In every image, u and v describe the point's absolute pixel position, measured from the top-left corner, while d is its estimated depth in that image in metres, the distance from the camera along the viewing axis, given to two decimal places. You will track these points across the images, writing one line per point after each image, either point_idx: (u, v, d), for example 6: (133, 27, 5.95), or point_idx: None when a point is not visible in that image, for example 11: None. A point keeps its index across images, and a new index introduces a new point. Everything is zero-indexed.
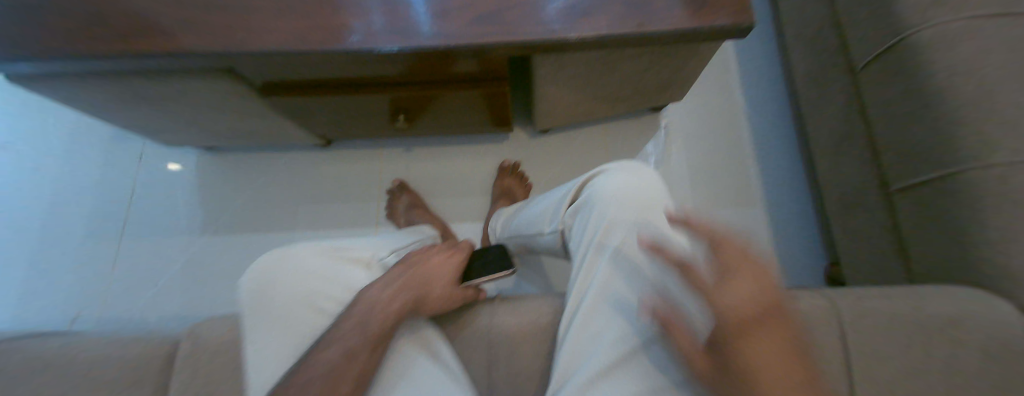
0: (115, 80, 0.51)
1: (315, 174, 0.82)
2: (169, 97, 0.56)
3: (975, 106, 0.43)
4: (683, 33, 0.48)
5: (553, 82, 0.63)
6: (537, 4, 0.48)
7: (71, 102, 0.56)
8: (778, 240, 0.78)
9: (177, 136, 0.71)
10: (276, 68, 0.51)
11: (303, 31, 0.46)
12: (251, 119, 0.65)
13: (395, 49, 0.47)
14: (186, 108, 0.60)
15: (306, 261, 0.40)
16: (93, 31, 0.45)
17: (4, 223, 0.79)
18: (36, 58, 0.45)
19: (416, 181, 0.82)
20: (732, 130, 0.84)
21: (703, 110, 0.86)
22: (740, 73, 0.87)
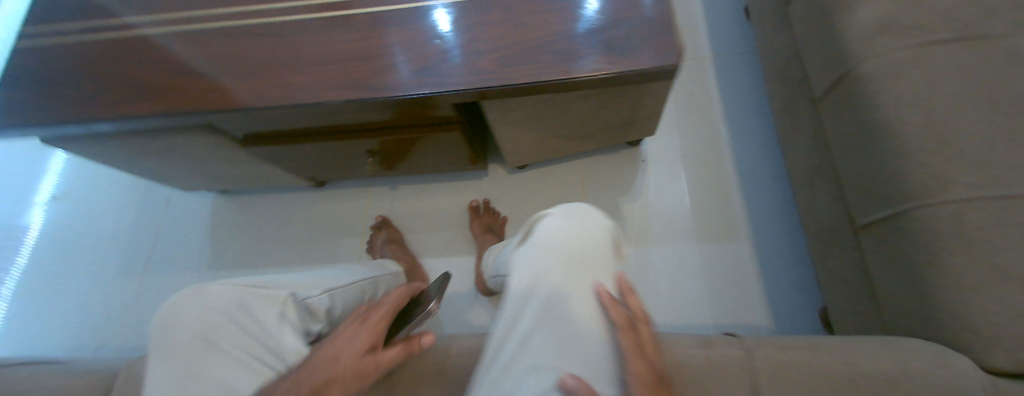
0: (121, 137, 0.60)
1: (310, 212, 0.90)
2: (168, 149, 0.65)
3: (922, 137, 0.40)
4: (609, 77, 0.50)
5: (508, 124, 0.65)
6: (470, 56, 0.52)
7: (96, 156, 0.67)
8: (767, 280, 0.72)
9: (189, 181, 0.82)
10: (248, 123, 0.58)
11: (261, 91, 0.53)
12: (245, 165, 0.73)
13: (338, 101, 0.52)
14: (186, 157, 0.69)
15: (220, 293, 0.43)
16: (98, 99, 0.55)
17: (55, 258, 0.92)
18: (54, 124, 0.55)
19: (399, 218, 0.87)
20: (715, 163, 0.82)
21: (685, 143, 0.84)
22: (723, 104, 0.85)
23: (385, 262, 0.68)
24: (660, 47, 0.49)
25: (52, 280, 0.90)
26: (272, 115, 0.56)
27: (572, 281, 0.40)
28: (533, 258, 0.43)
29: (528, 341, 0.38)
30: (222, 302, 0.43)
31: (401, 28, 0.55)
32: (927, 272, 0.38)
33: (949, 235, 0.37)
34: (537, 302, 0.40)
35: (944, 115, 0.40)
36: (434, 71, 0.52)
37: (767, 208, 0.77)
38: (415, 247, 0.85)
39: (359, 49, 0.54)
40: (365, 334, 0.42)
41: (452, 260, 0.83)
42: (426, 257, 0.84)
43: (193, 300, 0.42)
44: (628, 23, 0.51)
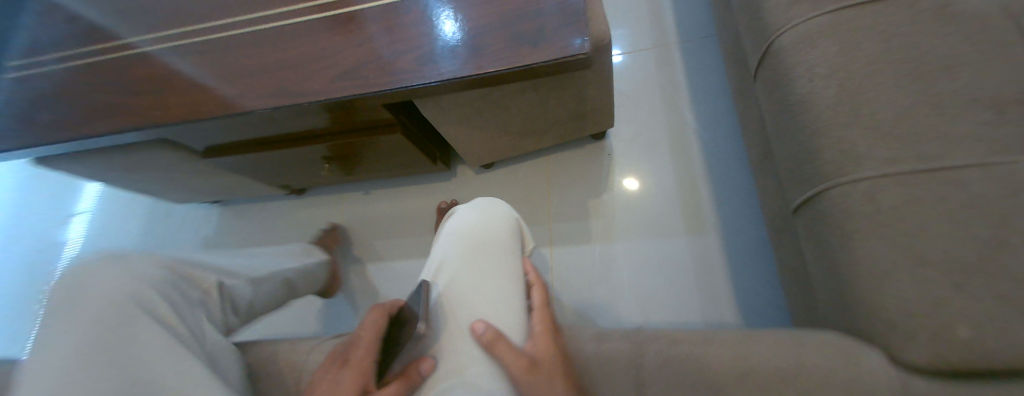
0: (97, 154, 0.66)
1: (290, 219, 0.94)
2: (143, 163, 0.71)
3: (835, 111, 0.37)
4: (521, 68, 0.48)
5: (451, 124, 0.65)
6: (389, 57, 0.53)
7: (88, 173, 0.74)
8: (735, 275, 0.69)
9: (178, 194, 0.88)
10: (203, 134, 0.62)
11: (202, 103, 0.56)
12: (217, 177, 0.78)
13: (269, 109, 0.54)
14: (162, 170, 0.74)
15: (142, 264, 0.40)
16: (66, 120, 0.60)
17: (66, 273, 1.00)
18: (31, 144, 0.61)
19: (371, 222, 0.89)
20: (683, 153, 0.78)
21: (651, 134, 0.81)
22: (691, 92, 0.82)
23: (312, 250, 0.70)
24: (573, 33, 0.47)
25: None
26: (217, 125, 0.59)
27: (474, 265, 0.44)
28: (442, 250, 0.47)
29: (437, 317, 0.43)
30: (149, 272, 0.40)
31: (332, 35, 0.57)
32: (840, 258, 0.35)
33: (861, 215, 0.34)
34: (446, 286, 0.44)
35: (860, 85, 0.36)
36: (355, 75, 0.53)
37: (737, 200, 0.73)
38: (386, 249, 0.87)
39: (292, 58, 0.56)
40: (348, 378, 0.38)
41: (418, 263, 0.84)
42: (395, 260, 0.86)
43: (110, 269, 0.38)
44: (543, 13, 0.50)
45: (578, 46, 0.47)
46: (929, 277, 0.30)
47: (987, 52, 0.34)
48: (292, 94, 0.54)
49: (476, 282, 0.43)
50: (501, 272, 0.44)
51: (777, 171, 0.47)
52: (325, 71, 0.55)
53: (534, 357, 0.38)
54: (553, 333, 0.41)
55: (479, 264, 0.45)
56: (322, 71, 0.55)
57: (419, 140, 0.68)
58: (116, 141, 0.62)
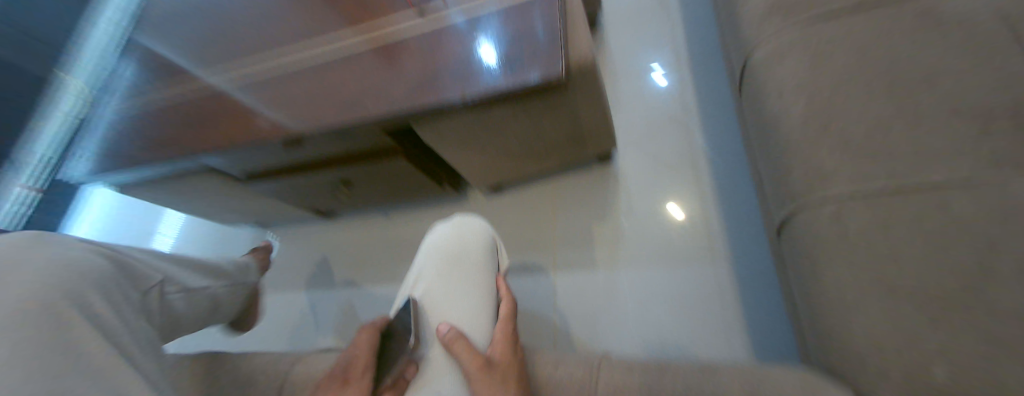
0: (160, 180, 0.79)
1: (320, 240, 1.01)
2: (196, 187, 0.82)
3: (801, 128, 0.35)
4: (502, 93, 0.52)
5: (450, 149, 0.69)
6: (388, 90, 0.59)
7: (156, 197, 0.87)
8: (746, 305, 0.64)
9: (228, 217, 0.99)
10: (240, 161, 0.72)
11: (237, 133, 0.65)
12: (255, 200, 0.88)
13: (288, 137, 0.62)
14: (212, 194, 0.85)
15: (71, 247, 0.42)
16: (136, 151, 0.73)
17: None
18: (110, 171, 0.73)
19: (389, 244, 0.94)
20: (691, 175, 0.76)
21: (658, 157, 0.80)
22: (701, 112, 0.79)
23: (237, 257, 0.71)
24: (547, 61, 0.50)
25: None
26: (249, 153, 0.68)
27: (446, 274, 0.46)
28: (419, 261, 0.49)
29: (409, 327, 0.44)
30: (78, 258, 0.42)
31: (345, 75, 0.64)
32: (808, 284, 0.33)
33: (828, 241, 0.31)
34: (419, 294, 0.46)
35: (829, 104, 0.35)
36: (359, 106, 0.59)
37: (748, 227, 0.69)
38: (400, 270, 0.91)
39: (309, 93, 0.64)
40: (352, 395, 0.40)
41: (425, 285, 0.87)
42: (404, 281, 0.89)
43: (39, 246, 0.40)
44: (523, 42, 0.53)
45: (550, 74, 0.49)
46: (893, 300, 0.28)
47: (969, 58, 0.31)
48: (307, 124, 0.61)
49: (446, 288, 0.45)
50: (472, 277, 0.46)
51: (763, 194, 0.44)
52: (336, 104, 0.61)
53: (492, 360, 0.38)
54: (513, 342, 0.41)
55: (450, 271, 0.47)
56: (333, 104, 0.62)
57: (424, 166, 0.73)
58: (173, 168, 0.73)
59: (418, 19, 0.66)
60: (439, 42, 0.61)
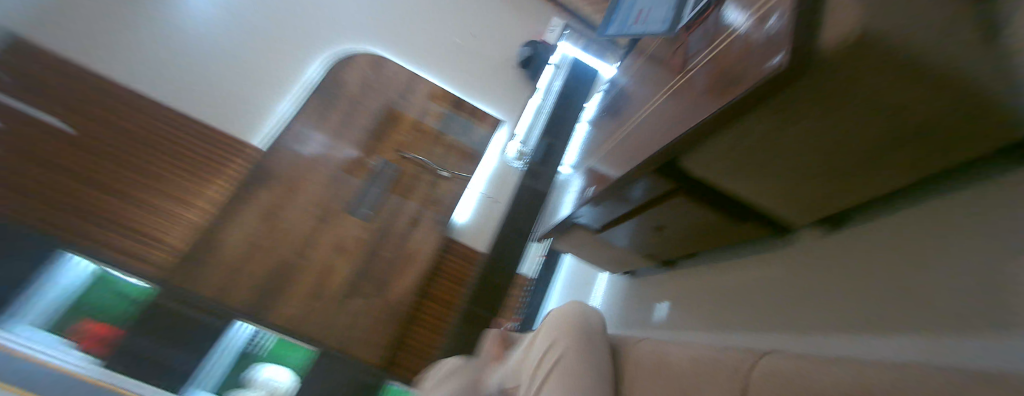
0: (598, 255, 1.37)
1: (650, 292, 1.31)
2: (609, 255, 1.33)
3: (902, 40, 0.43)
4: (755, 91, 0.51)
5: (722, 178, 0.73)
6: (656, 138, 0.77)
7: (596, 263, 1.47)
8: None
9: (608, 266, 1.46)
10: (607, 218, 1.08)
11: (588, 201, 1.06)
12: (626, 253, 1.25)
13: (611, 185, 0.92)
14: (600, 252, 1.33)
15: (577, 310, 0.78)
16: (596, 246, 1.29)
17: (578, 286, 1.82)
18: (576, 238, 1.30)
19: (718, 291, 0.99)
20: (889, 72, 0.45)
21: (866, 122, 0.50)
22: (769, 27, 0.54)
23: (595, 262, 1.45)
24: (782, 50, 0.48)
25: (579, 276, 1.85)
26: (594, 209, 1.06)
27: None
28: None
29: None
30: (585, 314, 0.78)
31: (638, 138, 0.88)
32: (911, 55, 0.43)
33: None
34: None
35: None
36: (642, 154, 0.80)
37: None
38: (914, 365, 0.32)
39: (637, 152, 0.83)
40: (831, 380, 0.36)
41: (828, 344, 0.65)
42: (761, 333, 0.80)
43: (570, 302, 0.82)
44: (746, 59, 0.57)
45: (779, 59, 0.48)
46: None
47: (817, 16, 0.48)
48: (617, 174, 0.91)
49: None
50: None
51: (916, 66, 0.44)
52: (629, 153, 0.89)
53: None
54: None
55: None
56: (629, 154, 0.89)
57: (717, 203, 0.79)
58: (606, 245, 1.25)
59: (684, 73, 0.80)
60: (693, 78, 0.74)
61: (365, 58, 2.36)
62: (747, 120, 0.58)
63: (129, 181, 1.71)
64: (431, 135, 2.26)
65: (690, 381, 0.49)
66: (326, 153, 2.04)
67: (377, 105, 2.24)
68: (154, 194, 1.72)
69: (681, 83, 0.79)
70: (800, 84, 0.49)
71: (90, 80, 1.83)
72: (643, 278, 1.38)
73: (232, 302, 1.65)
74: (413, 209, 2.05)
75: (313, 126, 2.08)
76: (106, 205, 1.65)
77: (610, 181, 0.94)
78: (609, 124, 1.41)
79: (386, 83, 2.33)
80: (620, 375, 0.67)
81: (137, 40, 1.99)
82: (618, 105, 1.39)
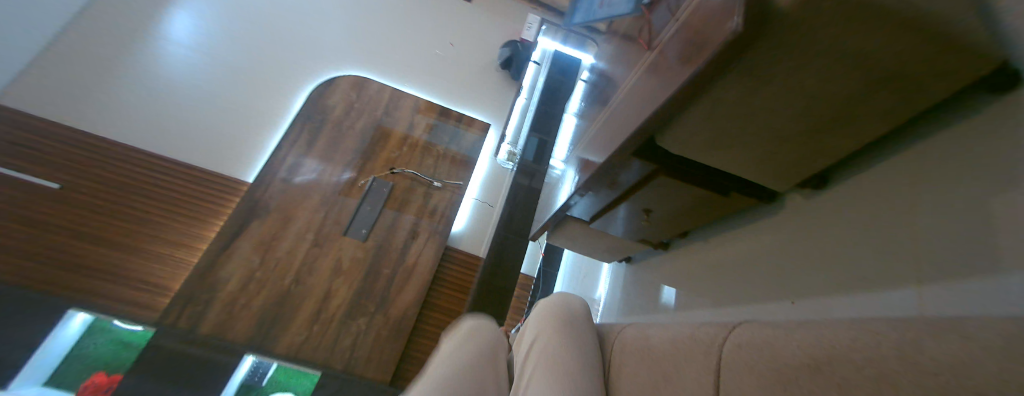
0: (595, 246, 1.35)
1: (650, 276, 1.29)
2: (605, 244, 1.31)
3: None
4: (711, 58, 0.49)
5: (700, 152, 0.71)
6: (628, 121, 0.76)
7: (594, 254, 1.45)
8: None
9: (607, 255, 1.44)
10: (597, 207, 1.06)
11: (575, 192, 1.05)
12: (622, 240, 1.23)
13: (593, 174, 0.91)
14: (596, 242, 1.31)
15: (565, 302, 0.77)
16: (592, 237, 1.27)
17: (582, 279, 1.80)
18: (570, 231, 1.28)
19: (714, 267, 0.97)
20: (845, 18, 0.42)
21: (832, 72, 0.48)
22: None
23: (593, 252, 1.43)
24: (732, 12, 0.46)
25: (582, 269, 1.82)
26: (581, 198, 1.05)
27: None
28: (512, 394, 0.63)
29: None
30: (573, 306, 0.77)
31: (615, 123, 0.86)
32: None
33: None
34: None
35: None
36: (618, 139, 0.79)
37: None
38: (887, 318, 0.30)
39: (614, 137, 0.82)
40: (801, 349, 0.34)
41: (825, 306, 0.63)
42: (758, 304, 0.78)
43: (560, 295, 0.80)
44: (701, 26, 0.55)
45: (730, 21, 0.46)
46: None
47: None
48: (598, 163, 0.89)
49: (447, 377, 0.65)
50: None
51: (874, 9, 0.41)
52: (608, 140, 0.87)
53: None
54: None
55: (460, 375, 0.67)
56: (607, 141, 0.88)
57: (699, 177, 0.77)
58: (601, 234, 1.23)
59: (651, 51, 0.78)
60: (658, 55, 0.72)
61: (346, 79, 2.36)
62: (712, 90, 0.56)
63: (126, 227, 1.73)
64: (420, 147, 2.26)
65: (675, 363, 0.47)
66: (318, 178, 2.04)
67: (364, 124, 2.24)
68: (149, 237, 1.73)
69: (649, 61, 0.77)
70: (757, 44, 0.47)
71: (77, 135, 1.85)
72: (643, 263, 1.36)
73: (238, 336, 1.66)
74: (409, 224, 2.04)
75: (302, 152, 2.08)
76: (103, 255, 1.66)
77: (593, 170, 0.92)
78: (591, 114, 1.39)
79: (370, 100, 2.33)
80: (607, 358, 0.67)
81: (121, 91, 2.02)
82: (598, 93, 1.38)
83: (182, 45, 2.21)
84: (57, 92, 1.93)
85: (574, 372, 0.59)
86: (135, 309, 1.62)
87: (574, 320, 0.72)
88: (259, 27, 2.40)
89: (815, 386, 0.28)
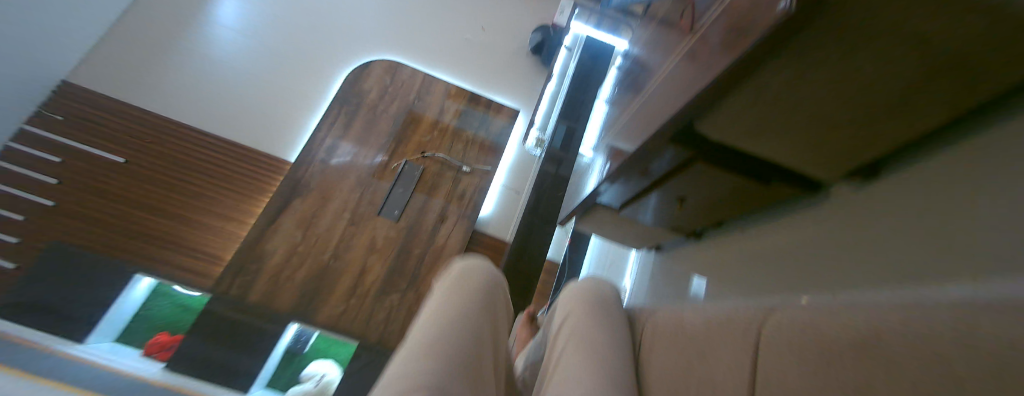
0: (623, 233, 1.35)
1: (679, 266, 1.28)
2: (635, 232, 1.31)
3: None
4: (760, 42, 0.48)
5: (740, 140, 0.69)
6: (666, 106, 0.75)
7: (622, 241, 1.45)
8: None
9: (635, 244, 1.43)
10: (627, 194, 1.06)
11: (606, 179, 1.04)
12: (652, 229, 1.22)
13: (626, 160, 0.90)
14: (625, 230, 1.31)
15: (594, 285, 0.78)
16: (621, 224, 1.27)
17: (608, 267, 1.80)
18: (599, 218, 1.29)
19: (748, 258, 0.95)
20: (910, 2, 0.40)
21: (890, 59, 0.46)
22: None
23: (621, 240, 1.43)
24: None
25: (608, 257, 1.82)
26: (611, 185, 1.04)
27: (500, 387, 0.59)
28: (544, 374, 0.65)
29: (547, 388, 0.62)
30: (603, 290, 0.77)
31: (651, 108, 0.85)
32: None
33: None
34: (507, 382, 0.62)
35: None
36: (654, 125, 0.78)
37: None
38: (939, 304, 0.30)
39: (651, 123, 0.81)
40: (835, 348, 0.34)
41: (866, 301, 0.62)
42: (791, 295, 0.77)
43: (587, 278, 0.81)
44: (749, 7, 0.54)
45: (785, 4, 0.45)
46: None
47: None
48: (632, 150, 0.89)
49: (438, 339, 0.55)
50: (448, 377, 0.50)
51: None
52: (643, 126, 0.86)
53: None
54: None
55: (451, 333, 0.57)
56: (642, 127, 0.87)
57: (739, 167, 0.75)
58: (630, 222, 1.23)
59: (692, 34, 0.76)
60: (699, 38, 0.71)
61: (379, 63, 2.40)
62: (759, 76, 0.54)
63: (179, 201, 1.86)
64: (450, 132, 2.29)
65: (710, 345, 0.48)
66: (353, 160, 2.11)
67: (396, 109, 2.30)
68: (201, 211, 1.86)
69: (690, 45, 0.75)
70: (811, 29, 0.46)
71: (137, 114, 1.99)
72: (672, 253, 1.35)
73: (281, 305, 1.77)
74: (438, 207, 2.09)
75: (338, 135, 2.16)
76: (162, 225, 1.80)
77: (626, 157, 0.91)
78: (623, 99, 1.37)
79: (402, 85, 2.38)
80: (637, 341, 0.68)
81: (174, 73, 2.15)
82: (632, 79, 1.35)
83: (228, 29, 2.31)
84: (120, 74, 2.08)
85: (604, 353, 0.60)
86: (190, 276, 1.75)
87: (604, 303, 0.73)
88: (298, 11, 2.47)
89: (855, 364, 0.29)
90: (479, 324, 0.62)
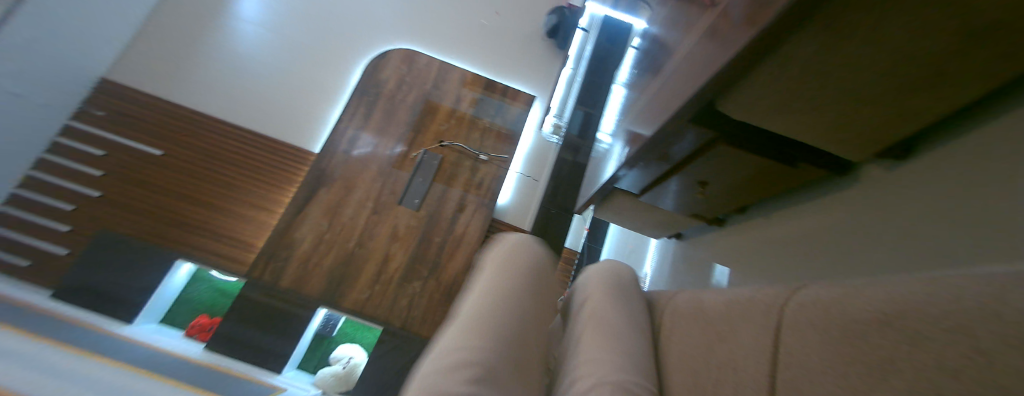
0: (642, 220, 1.34)
1: (701, 252, 1.26)
2: (654, 218, 1.29)
3: None
4: (777, 18, 0.47)
5: (762, 118, 0.67)
6: (682, 89, 0.73)
7: (642, 228, 1.44)
8: None
9: (655, 230, 1.42)
10: (645, 179, 1.04)
11: (623, 164, 1.03)
12: (672, 214, 1.20)
13: (642, 143, 0.89)
14: (646, 217, 1.30)
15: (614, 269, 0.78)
16: (640, 210, 1.26)
17: (628, 254, 1.79)
18: (617, 204, 1.28)
19: (773, 243, 0.93)
20: None
21: (919, 28, 0.43)
22: None
23: (640, 226, 1.41)
24: None
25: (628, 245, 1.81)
26: (628, 170, 1.03)
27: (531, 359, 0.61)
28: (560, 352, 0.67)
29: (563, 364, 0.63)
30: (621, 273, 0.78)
31: (669, 90, 0.83)
32: None
33: None
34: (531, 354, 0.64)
35: None
36: (671, 107, 0.77)
37: None
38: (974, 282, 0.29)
39: (668, 105, 0.79)
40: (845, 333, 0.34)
41: None
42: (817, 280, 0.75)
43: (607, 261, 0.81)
44: None
45: None
46: None
47: None
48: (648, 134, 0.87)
49: (481, 314, 0.55)
50: (494, 348, 0.50)
51: None
52: (660, 109, 0.85)
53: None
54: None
55: (503, 305, 0.59)
56: (660, 109, 0.85)
57: (761, 146, 0.73)
58: (649, 208, 1.21)
59: (713, 11, 0.73)
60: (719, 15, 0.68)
61: (396, 53, 2.42)
62: (779, 51, 0.53)
63: (213, 192, 1.94)
64: (468, 121, 2.30)
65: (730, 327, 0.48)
66: (374, 150, 2.15)
67: (414, 99, 2.32)
68: (233, 202, 1.94)
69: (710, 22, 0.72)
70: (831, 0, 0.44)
71: (171, 110, 2.09)
72: (694, 239, 1.33)
73: (311, 291, 1.84)
74: (457, 196, 2.12)
75: (359, 125, 2.20)
76: (198, 215, 1.89)
77: (642, 140, 0.90)
78: (643, 82, 1.33)
79: (420, 75, 2.39)
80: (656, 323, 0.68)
81: (204, 69, 2.23)
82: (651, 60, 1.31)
83: (251, 23, 2.36)
84: (153, 71, 2.17)
85: (622, 334, 0.61)
86: (226, 264, 1.85)
87: (624, 286, 0.74)
88: (318, 3, 2.51)
89: (878, 338, 0.28)
90: (522, 300, 0.63)
